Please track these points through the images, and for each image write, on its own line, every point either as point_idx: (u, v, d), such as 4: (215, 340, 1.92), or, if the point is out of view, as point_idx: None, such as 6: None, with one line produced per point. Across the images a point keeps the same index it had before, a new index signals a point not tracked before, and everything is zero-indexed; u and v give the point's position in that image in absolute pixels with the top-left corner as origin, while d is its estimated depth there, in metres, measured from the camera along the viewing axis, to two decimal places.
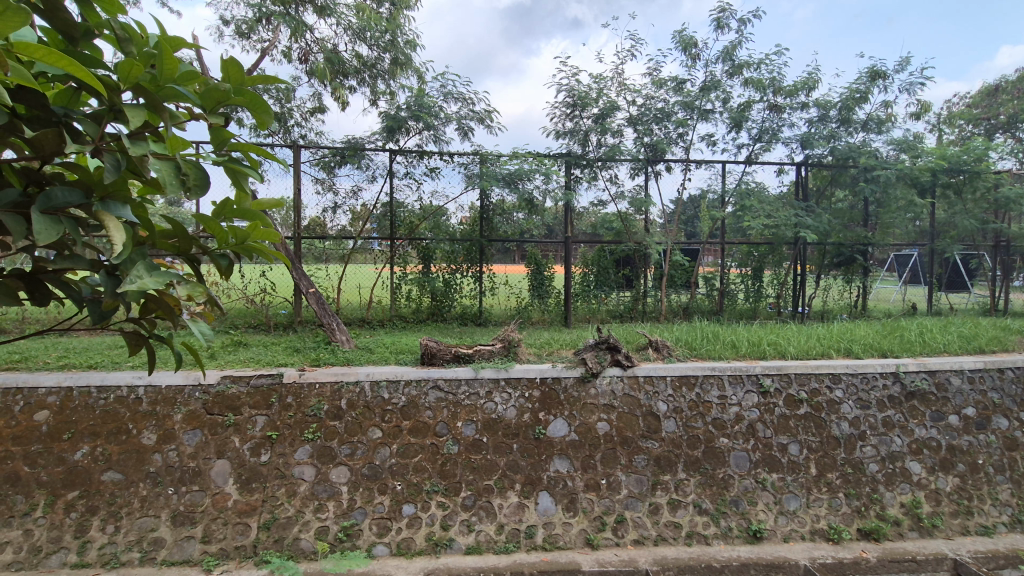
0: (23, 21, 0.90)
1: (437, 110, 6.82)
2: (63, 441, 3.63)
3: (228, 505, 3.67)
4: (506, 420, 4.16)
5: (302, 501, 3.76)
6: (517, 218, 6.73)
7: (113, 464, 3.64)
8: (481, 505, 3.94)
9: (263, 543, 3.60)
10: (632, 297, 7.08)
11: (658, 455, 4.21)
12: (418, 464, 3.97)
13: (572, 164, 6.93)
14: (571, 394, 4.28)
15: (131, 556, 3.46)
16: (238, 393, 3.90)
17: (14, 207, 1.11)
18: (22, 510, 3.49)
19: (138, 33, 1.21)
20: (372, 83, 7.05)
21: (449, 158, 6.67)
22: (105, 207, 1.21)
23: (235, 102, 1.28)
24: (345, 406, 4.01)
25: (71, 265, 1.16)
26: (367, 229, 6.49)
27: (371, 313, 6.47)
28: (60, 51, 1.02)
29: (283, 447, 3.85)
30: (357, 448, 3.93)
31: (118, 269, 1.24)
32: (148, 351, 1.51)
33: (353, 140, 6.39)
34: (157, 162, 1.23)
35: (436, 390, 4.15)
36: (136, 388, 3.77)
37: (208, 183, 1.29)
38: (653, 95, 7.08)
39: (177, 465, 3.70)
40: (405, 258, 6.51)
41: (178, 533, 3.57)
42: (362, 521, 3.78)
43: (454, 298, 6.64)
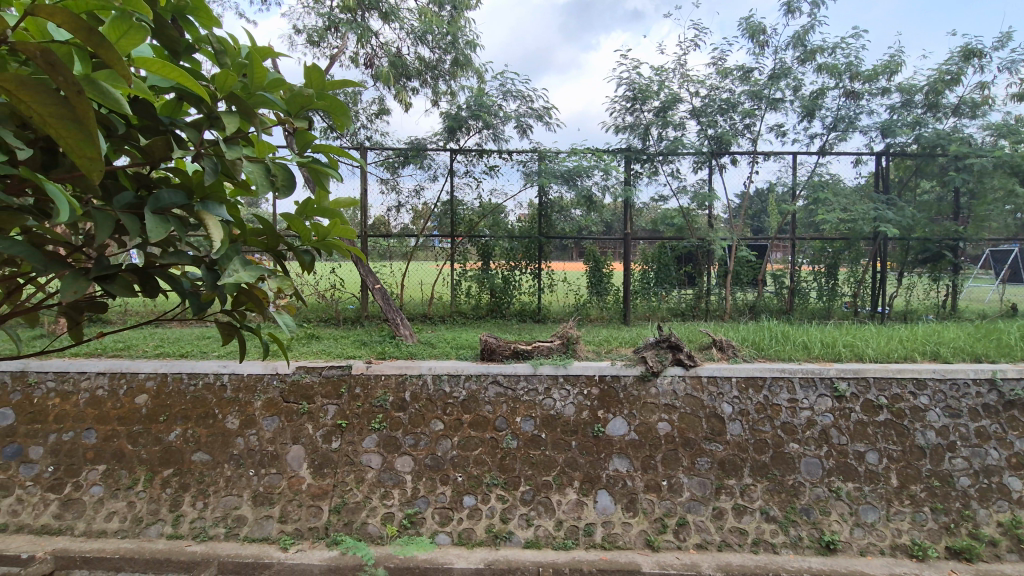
0: (144, 39, 0.95)
1: (496, 109, 6.91)
2: (159, 423, 3.98)
3: (303, 487, 3.90)
4: (565, 416, 4.16)
5: (370, 487, 3.93)
6: (575, 215, 6.71)
7: (202, 445, 3.96)
8: (540, 500, 3.97)
9: (334, 525, 3.80)
10: (694, 295, 6.86)
11: (722, 458, 4.08)
12: (478, 456, 4.05)
13: (632, 159, 6.81)
14: (630, 393, 4.22)
15: (217, 530, 3.74)
16: (311, 382, 4.13)
17: (131, 208, 1.20)
18: (127, 483, 3.86)
19: (232, 46, 1.31)
20: (434, 84, 7.23)
21: (508, 156, 6.75)
22: (206, 207, 1.30)
23: (317, 106, 1.36)
24: (408, 398, 4.15)
25: (178, 260, 1.27)
26: (428, 227, 6.67)
27: (433, 308, 6.64)
28: (171, 64, 1.10)
29: (352, 435, 4.04)
30: (420, 439, 4.06)
31: (216, 264, 1.34)
32: (240, 341, 1.62)
33: (416, 140, 6.59)
34: (250, 164, 1.33)
35: (495, 385, 4.21)
36: (221, 375, 4.08)
37: (294, 183, 1.39)
38: (718, 85, 6.83)
39: (257, 448, 3.97)
40: (465, 255, 6.65)
41: (258, 511, 3.82)
42: (425, 509, 3.90)
43: (513, 295, 6.70)
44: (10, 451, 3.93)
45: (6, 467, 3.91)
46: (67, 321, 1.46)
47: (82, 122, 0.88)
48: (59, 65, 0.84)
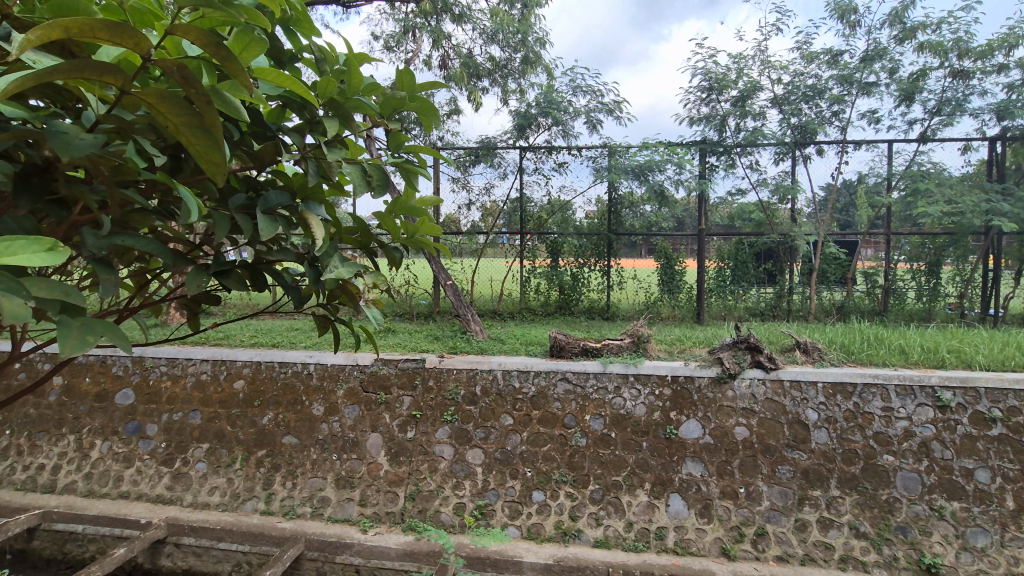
0: (263, 49, 1.00)
1: (565, 105, 6.88)
2: (254, 407, 4.32)
3: (381, 473, 4.08)
4: (636, 416, 4.08)
5: (443, 477, 4.05)
6: (645, 211, 6.55)
7: (291, 429, 4.25)
8: (610, 500, 3.92)
9: (409, 511, 3.95)
10: (775, 294, 6.48)
11: (807, 468, 3.84)
12: (548, 453, 4.06)
13: (707, 152, 6.54)
14: (705, 394, 4.06)
15: (303, 510, 3.99)
16: (388, 373, 4.31)
17: (243, 209, 1.30)
18: (227, 461, 4.21)
19: (332, 54, 1.38)
20: (503, 83, 7.29)
21: (578, 152, 6.71)
22: (308, 207, 1.39)
23: (408, 108, 1.42)
24: (479, 392, 4.23)
25: (284, 258, 1.36)
26: (497, 224, 6.76)
27: (502, 305, 6.73)
28: (282, 73, 1.17)
29: (426, 426, 4.18)
30: (491, 433, 4.14)
31: (317, 261, 1.43)
32: (333, 333, 1.72)
33: (487, 139, 6.69)
34: (348, 166, 1.40)
35: (564, 382, 4.19)
36: (308, 365, 4.36)
37: (388, 183, 1.45)
38: (803, 70, 6.41)
39: (340, 434, 4.21)
40: (534, 252, 6.69)
41: (341, 494, 4.05)
42: (495, 502, 3.97)
43: (582, 292, 6.64)
44: (131, 427, 4.40)
45: (128, 441, 4.37)
46: (188, 312, 1.58)
47: (210, 131, 0.97)
48: (192, 80, 0.92)
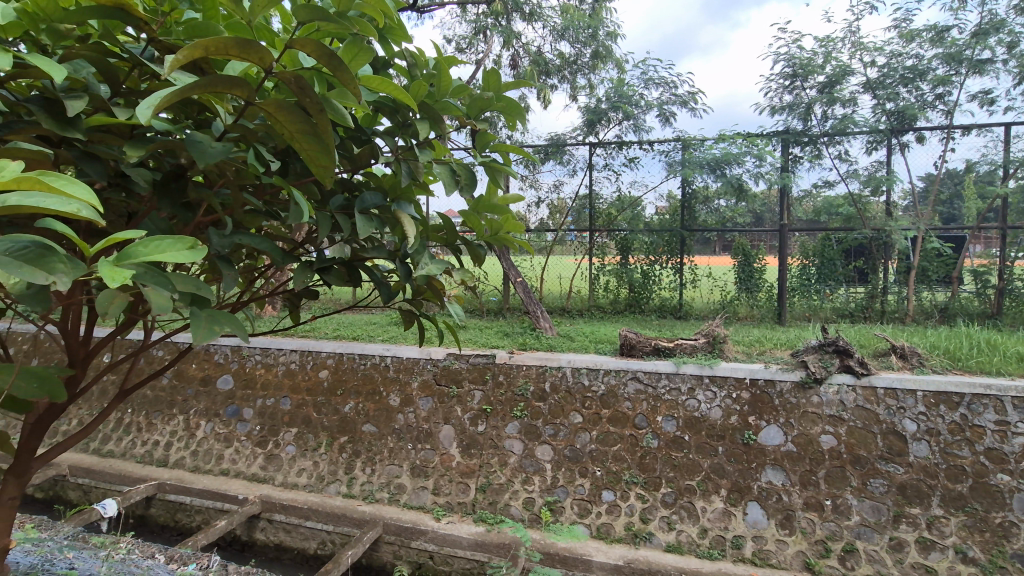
0: (368, 56, 1.05)
1: (637, 99, 6.73)
2: (337, 395, 4.59)
3: (453, 464, 4.20)
4: (711, 420, 3.93)
5: (512, 471, 4.11)
6: (720, 206, 6.29)
7: (370, 418, 4.47)
8: (683, 505, 3.81)
9: (480, 503, 4.04)
10: (867, 294, 5.99)
11: (904, 483, 3.54)
12: (618, 453, 4.00)
13: (790, 142, 6.16)
14: (787, 399, 3.84)
15: (381, 495, 4.18)
16: (460, 368, 4.42)
17: (342, 210, 1.38)
18: (313, 445, 4.49)
19: (422, 58, 1.43)
20: (573, 79, 7.22)
21: (649, 147, 6.55)
22: (399, 206, 1.44)
23: (494, 107, 1.46)
24: (548, 388, 4.24)
25: (378, 255, 1.44)
26: (565, 221, 6.75)
27: (571, 302, 6.70)
28: (390, 80, 1.18)
29: (496, 421, 4.26)
30: (560, 430, 4.14)
31: (407, 257, 1.49)
32: (418, 328, 1.79)
33: (556, 136, 6.68)
34: (438, 166, 1.46)
35: (635, 381, 4.12)
36: (385, 357, 4.58)
37: (476, 182, 1.50)
38: (901, 50, 5.88)
39: (414, 424, 4.37)
40: (603, 250, 6.61)
41: (415, 482, 4.20)
42: (565, 499, 3.97)
43: (653, 290, 6.47)
44: (230, 410, 4.79)
45: (227, 423, 4.76)
46: (292, 305, 1.69)
47: (321, 136, 1.03)
48: (307, 89, 0.98)
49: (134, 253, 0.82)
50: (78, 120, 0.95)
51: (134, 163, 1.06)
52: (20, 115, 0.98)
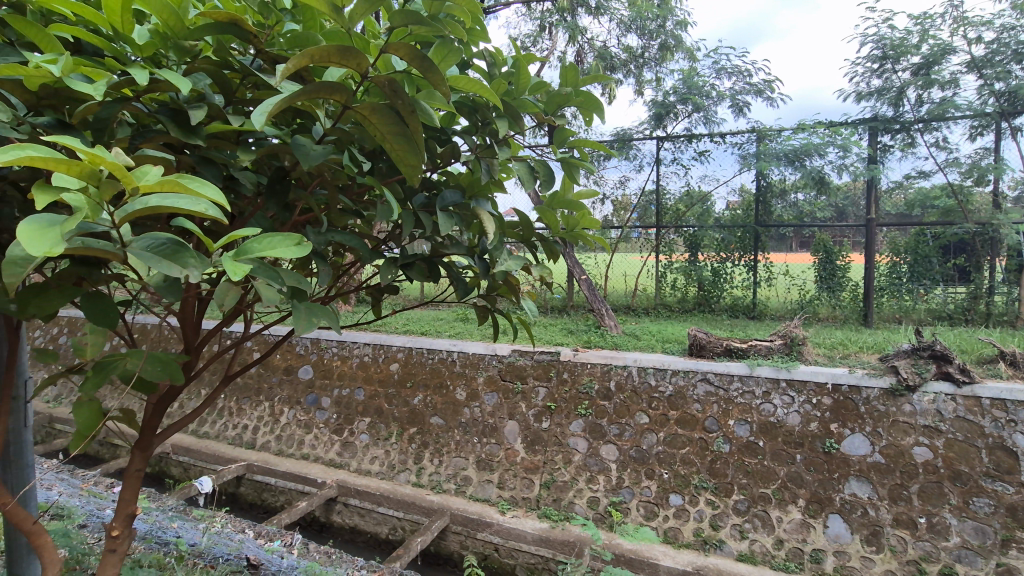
0: (455, 56, 1.08)
1: (707, 90, 6.48)
2: (407, 388, 4.76)
3: (517, 460, 4.23)
4: (788, 425, 3.72)
5: (577, 469, 4.08)
6: (797, 200, 5.96)
7: (438, 411, 4.60)
8: (756, 513, 3.64)
9: (544, 499, 4.04)
10: (968, 294, 5.43)
11: (1013, 504, 3.20)
12: (686, 456, 3.89)
13: (879, 130, 5.70)
14: (874, 407, 3.58)
15: (448, 486, 4.28)
16: (524, 364, 4.46)
17: (424, 207, 1.42)
18: (384, 435, 4.68)
19: (499, 57, 1.44)
20: (639, 73, 7.05)
21: (721, 139, 6.29)
22: (477, 203, 1.46)
23: (572, 103, 1.45)
24: (614, 387, 4.19)
25: (458, 251, 1.47)
26: (630, 218, 6.63)
27: (636, 300, 6.57)
28: (477, 79, 1.20)
29: (560, 418, 4.25)
30: (625, 430, 4.07)
31: (485, 254, 1.52)
32: (493, 323, 1.82)
33: (622, 131, 6.56)
34: (517, 163, 1.48)
35: (705, 383, 3.98)
36: (452, 353, 4.71)
37: (553, 178, 1.51)
38: (1014, 24, 5.28)
39: (480, 419, 4.45)
40: (671, 247, 6.44)
41: (481, 475, 4.27)
42: (630, 500, 3.90)
43: (723, 288, 6.21)
44: (310, 398, 5.09)
45: (307, 410, 5.06)
46: (375, 299, 1.77)
47: (410, 136, 1.08)
48: (400, 92, 1.02)
49: (250, 249, 0.89)
50: (199, 128, 1.04)
51: (243, 167, 1.15)
52: (150, 126, 1.09)
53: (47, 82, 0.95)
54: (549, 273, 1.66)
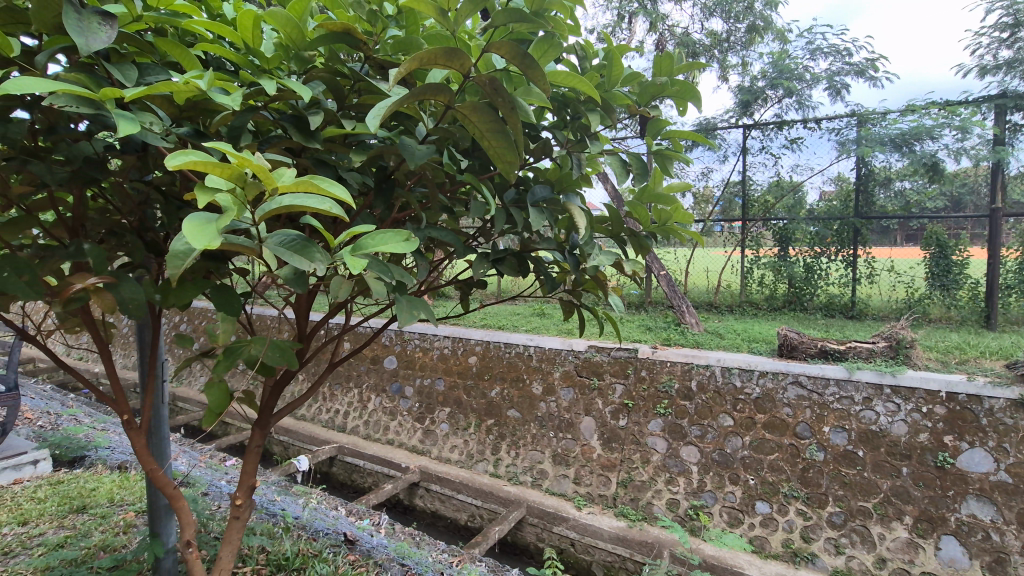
0: (555, 49, 1.10)
1: (801, 73, 6.05)
2: (485, 380, 4.87)
3: (594, 456, 4.20)
4: (894, 436, 3.41)
5: (655, 469, 3.98)
6: (904, 188, 5.41)
7: (515, 404, 4.66)
8: (855, 528, 3.38)
9: (621, 497, 3.99)
10: None
11: None
12: (775, 462, 3.67)
13: (1008, 108, 5.04)
14: (999, 419, 3.19)
15: (525, 478, 4.34)
16: (601, 360, 4.41)
17: (514, 203, 1.41)
18: (463, 425, 4.82)
19: (592, 51, 1.43)
20: (724, 58, 6.70)
21: (816, 125, 5.85)
22: (567, 198, 1.45)
23: (667, 92, 1.41)
24: (695, 387, 4.03)
25: (548, 246, 1.47)
26: (712, 211, 6.37)
27: (719, 297, 6.29)
28: (576, 74, 1.20)
29: (638, 416, 4.16)
30: (708, 431, 3.91)
31: (575, 248, 1.51)
32: (578, 317, 1.82)
33: (705, 121, 6.28)
34: (610, 156, 1.46)
35: (796, 386, 3.73)
36: (529, 347, 4.75)
37: (646, 170, 1.48)
38: None
39: (556, 413, 4.46)
40: (758, 241, 6.10)
41: (557, 469, 4.28)
42: (713, 505, 3.75)
43: (817, 285, 5.79)
44: (394, 387, 5.35)
45: (392, 398, 5.32)
46: (463, 292, 1.82)
47: (509, 133, 1.09)
48: (500, 89, 1.04)
49: (366, 246, 0.95)
50: (316, 132, 1.12)
51: (350, 168, 1.22)
52: (271, 131, 1.19)
53: (192, 96, 1.06)
54: (640, 269, 1.62)
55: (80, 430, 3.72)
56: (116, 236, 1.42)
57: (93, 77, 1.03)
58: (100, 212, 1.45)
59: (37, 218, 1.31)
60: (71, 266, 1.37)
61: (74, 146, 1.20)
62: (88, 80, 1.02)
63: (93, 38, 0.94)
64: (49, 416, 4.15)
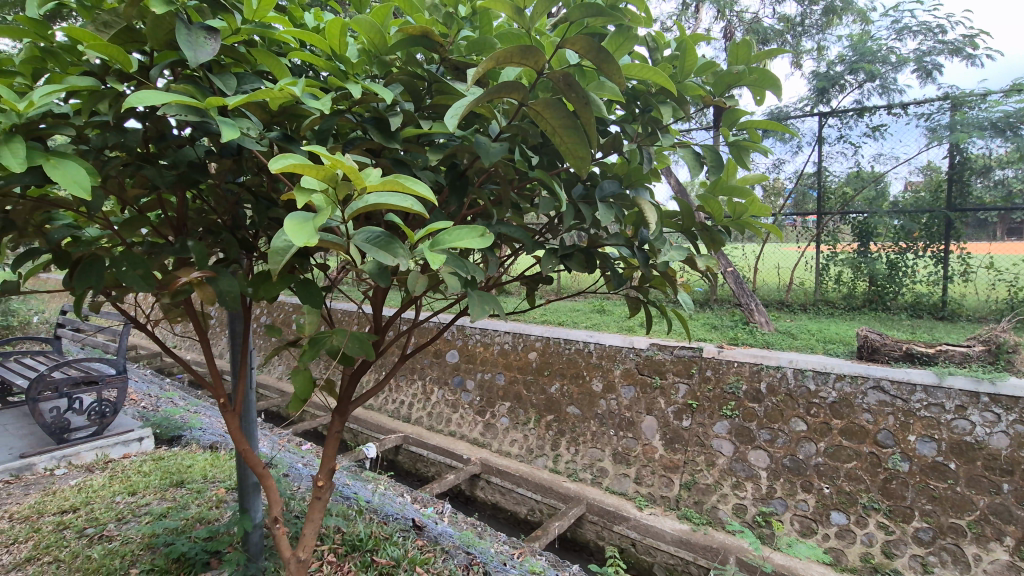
0: (627, 40, 1.10)
1: (885, 55, 5.62)
2: (545, 376, 4.89)
3: (656, 456, 4.11)
4: (992, 448, 3.12)
5: (721, 473, 3.84)
6: (1005, 177, 4.93)
7: (575, 400, 4.65)
8: (945, 546, 3.12)
9: (684, 500, 3.88)
10: None
11: None
12: (852, 471, 3.45)
13: None
14: None
15: (585, 475, 4.32)
16: (664, 359, 4.31)
17: (583, 199, 1.41)
18: (523, 420, 4.85)
19: (663, 41, 1.39)
20: (797, 43, 6.34)
21: (902, 110, 5.43)
22: (637, 193, 1.43)
23: (744, 81, 1.37)
24: (764, 389, 3.85)
25: (617, 243, 1.46)
26: (783, 205, 6.06)
27: (791, 295, 5.97)
28: (650, 66, 1.18)
29: (703, 417, 4.03)
30: (778, 436, 3.72)
31: (644, 245, 1.49)
32: (645, 314, 1.79)
33: (777, 110, 5.98)
34: (682, 150, 1.44)
35: (878, 391, 3.49)
36: (589, 344, 4.73)
37: (721, 162, 1.44)
38: None
39: (617, 411, 4.41)
40: (835, 236, 5.73)
41: (618, 468, 4.23)
42: (783, 513, 3.58)
43: (903, 283, 5.37)
44: (456, 380, 5.47)
45: (454, 391, 5.44)
46: (529, 288, 1.84)
47: (582, 128, 1.10)
48: (574, 85, 1.05)
49: (443, 241, 0.98)
50: (396, 133, 1.17)
51: (425, 166, 1.26)
52: (352, 133, 1.25)
53: (284, 102, 1.13)
54: (714, 264, 1.57)
55: (177, 412, 4.07)
56: (213, 233, 1.54)
57: (199, 88, 1.13)
58: (199, 212, 1.58)
59: (147, 218, 1.44)
60: (175, 261, 1.50)
61: (180, 151, 1.32)
62: (195, 90, 1.11)
63: (200, 51, 1.03)
64: (151, 398, 4.58)
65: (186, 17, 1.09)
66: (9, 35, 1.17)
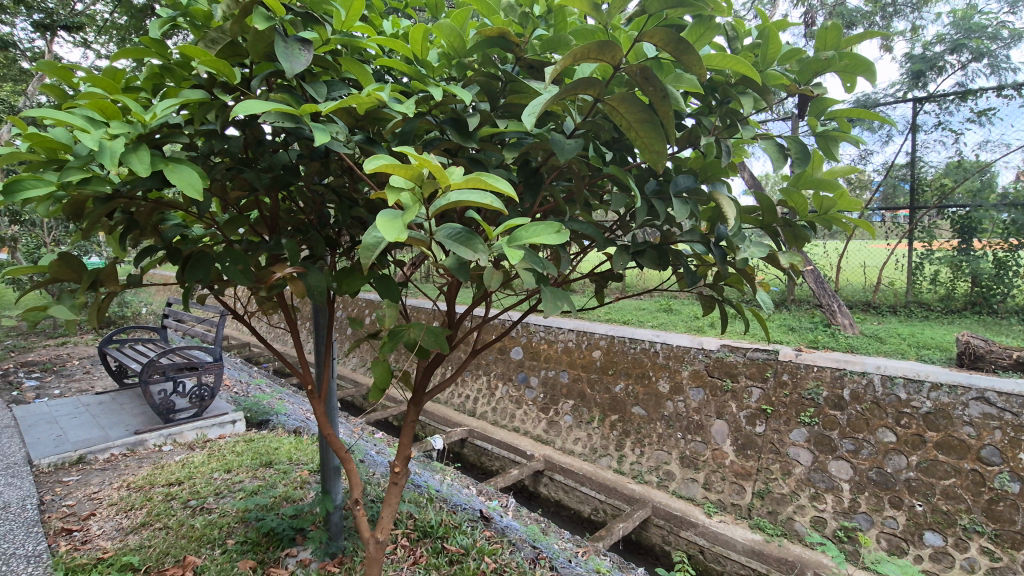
0: (706, 29, 1.08)
1: (994, 31, 5.08)
2: (610, 375, 4.82)
3: (726, 462, 3.96)
4: None
5: (798, 483, 3.64)
6: None
7: (640, 401, 4.56)
8: None
9: (757, 509, 3.73)
10: None
11: None
12: (950, 488, 3.16)
13: None
14: None
15: (650, 477, 4.24)
16: (735, 361, 4.12)
17: (657, 194, 1.38)
18: (587, 418, 4.83)
19: (744, 29, 1.34)
20: (888, 23, 5.86)
21: (1015, 92, 4.89)
22: (714, 187, 1.38)
23: (834, 68, 1.28)
24: (848, 397, 3.59)
25: (691, 239, 1.41)
26: (870, 199, 5.62)
27: (879, 296, 5.55)
28: (731, 54, 1.14)
29: (778, 423, 3.83)
30: (862, 446, 3.48)
31: (721, 240, 1.43)
32: (719, 313, 1.72)
33: (864, 97, 5.57)
34: (764, 142, 1.38)
35: (981, 403, 3.16)
36: (655, 344, 4.62)
37: (807, 153, 1.36)
38: None
39: (684, 414, 4.28)
40: (931, 231, 5.25)
41: (685, 472, 4.12)
42: (868, 529, 3.35)
43: (1014, 284, 4.85)
44: (520, 376, 5.52)
45: (518, 387, 5.50)
46: (598, 285, 1.82)
47: (659, 122, 1.08)
48: (652, 77, 1.04)
49: (520, 237, 1.00)
50: (474, 132, 1.20)
51: (499, 164, 1.28)
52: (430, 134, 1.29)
53: (369, 107, 1.20)
54: (798, 261, 1.48)
55: (264, 398, 4.39)
56: (301, 232, 1.64)
57: (294, 96, 1.21)
58: (287, 211, 1.69)
59: (245, 218, 1.56)
60: (267, 258, 1.62)
61: (274, 156, 1.42)
62: (291, 98, 1.20)
63: (295, 62, 1.11)
64: (241, 384, 4.97)
65: (283, 31, 1.17)
66: (133, 56, 1.31)
